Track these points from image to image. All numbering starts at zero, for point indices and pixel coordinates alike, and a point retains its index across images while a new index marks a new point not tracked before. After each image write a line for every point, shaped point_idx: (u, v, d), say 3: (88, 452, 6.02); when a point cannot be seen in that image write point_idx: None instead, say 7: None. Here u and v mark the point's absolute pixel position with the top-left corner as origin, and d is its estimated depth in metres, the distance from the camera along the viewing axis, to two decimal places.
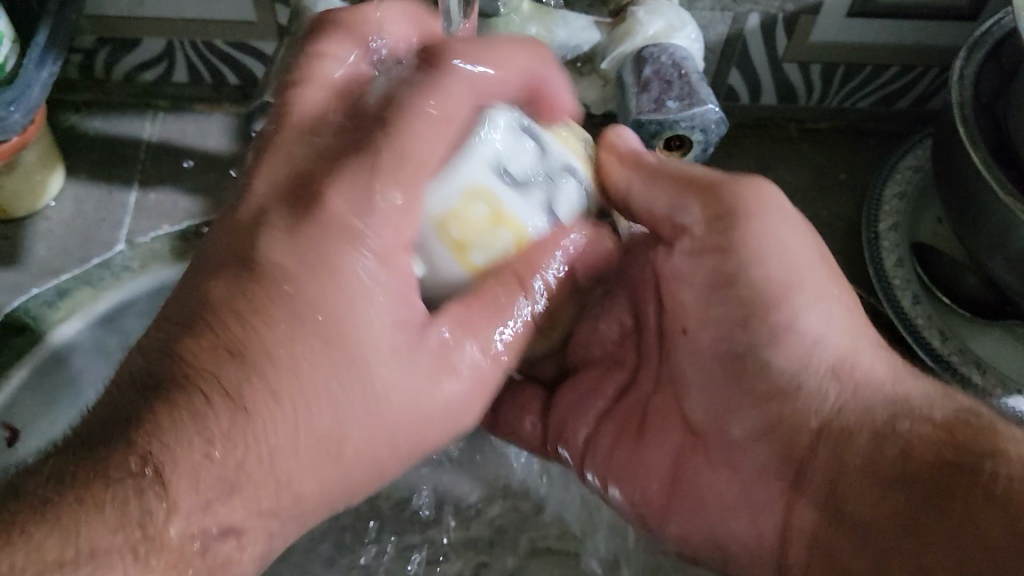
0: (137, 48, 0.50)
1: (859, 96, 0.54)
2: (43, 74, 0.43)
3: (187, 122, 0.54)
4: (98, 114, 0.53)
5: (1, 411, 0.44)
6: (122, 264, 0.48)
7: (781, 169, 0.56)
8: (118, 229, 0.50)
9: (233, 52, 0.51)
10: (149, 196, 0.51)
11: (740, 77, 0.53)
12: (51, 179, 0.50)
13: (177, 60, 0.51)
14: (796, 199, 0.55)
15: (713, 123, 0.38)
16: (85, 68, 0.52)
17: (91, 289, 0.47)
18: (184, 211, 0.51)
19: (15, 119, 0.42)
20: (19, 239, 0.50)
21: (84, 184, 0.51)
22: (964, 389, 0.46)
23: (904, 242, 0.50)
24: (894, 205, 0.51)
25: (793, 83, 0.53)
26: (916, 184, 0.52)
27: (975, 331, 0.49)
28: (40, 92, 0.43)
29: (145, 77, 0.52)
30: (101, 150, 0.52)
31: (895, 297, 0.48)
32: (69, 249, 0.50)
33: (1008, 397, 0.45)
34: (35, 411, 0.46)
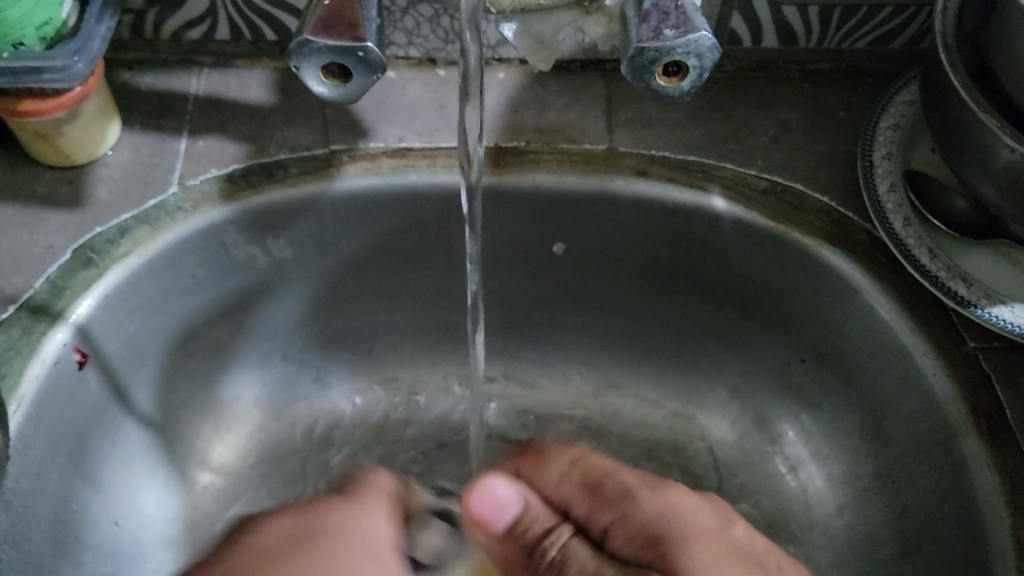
0: (184, 7, 0.55)
1: (855, 37, 0.58)
2: (102, 28, 0.48)
3: (229, 77, 0.58)
4: (148, 71, 0.58)
5: (74, 338, 0.50)
6: (175, 206, 0.54)
7: (783, 107, 0.59)
8: (171, 173, 0.55)
9: (270, 9, 0.55)
10: (197, 143, 0.56)
11: (742, 20, 0.56)
12: (109, 128, 0.55)
13: (220, 18, 0.56)
14: (799, 134, 0.58)
15: (708, 49, 0.40)
16: (136, 28, 0.56)
17: (149, 228, 0.53)
18: (229, 155, 0.56)
19: (78, 68, 0.47)
20: (81, 183, 0.54)
21: (138, 133, 0.56)
22: (951, 302, 0.50)
23: (897, 168, 0.54)
24: (888, 136, 0.55)
25: (792, 26, 0.57)
26: (910, 117, 0.55)
27: (961, 249, 0.52)
28: (99, 43, 0.48)
29: (191, 34, 0.57)
30: (152, 102, 0.57)
31: (887, 220, 0.52)
32: (127, 191, 0.54)
33: (989, 307, 0.50)
34: (99, 340, 0.52)
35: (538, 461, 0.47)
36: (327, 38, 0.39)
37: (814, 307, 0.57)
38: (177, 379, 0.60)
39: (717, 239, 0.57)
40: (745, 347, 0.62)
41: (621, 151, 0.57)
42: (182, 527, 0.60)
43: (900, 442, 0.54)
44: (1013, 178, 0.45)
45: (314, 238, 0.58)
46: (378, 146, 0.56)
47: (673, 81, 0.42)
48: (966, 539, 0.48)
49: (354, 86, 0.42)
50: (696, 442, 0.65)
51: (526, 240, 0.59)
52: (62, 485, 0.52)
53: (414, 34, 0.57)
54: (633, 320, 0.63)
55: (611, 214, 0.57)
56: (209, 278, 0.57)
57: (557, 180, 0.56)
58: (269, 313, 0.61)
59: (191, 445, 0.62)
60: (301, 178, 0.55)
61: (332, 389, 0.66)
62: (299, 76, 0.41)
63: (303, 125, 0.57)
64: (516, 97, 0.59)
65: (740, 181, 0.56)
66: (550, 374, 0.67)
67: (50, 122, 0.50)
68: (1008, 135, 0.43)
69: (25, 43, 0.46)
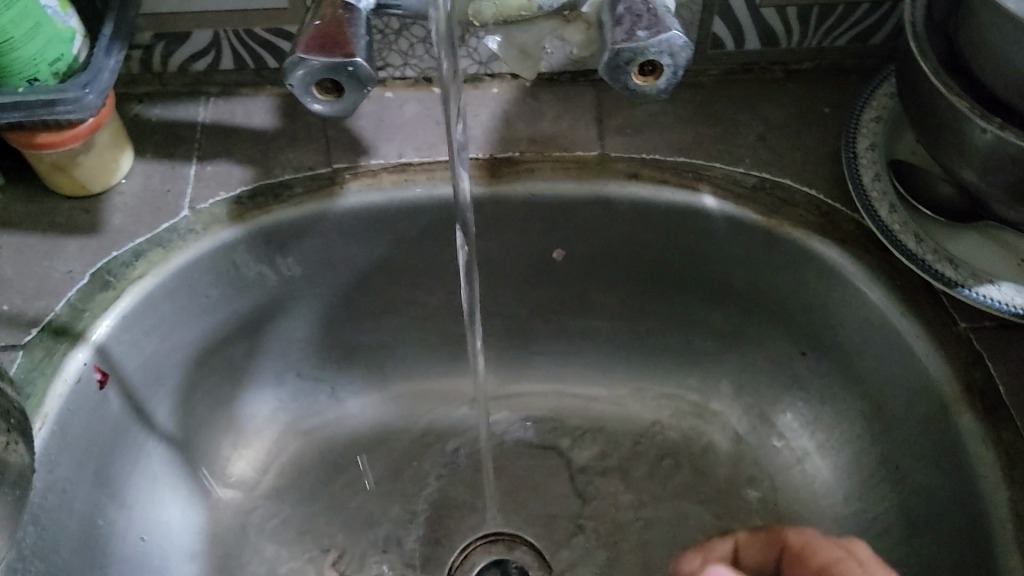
0: (189, 40, 0.58)
1: (835, 35, 0.59)
2: (110, 62, 0.51)
3: (234, 105, 0.61)
4: (158, 103, 0.61)
5: (96, 357, 0.53)
6: (187, 228, 0.56)
7: (769, 106, 0.60)
8: (181, 197, 0.57)
9: (271, 37, 0.58)
10: (206, 169, 0.59)
11: (723, 25, 0.58)
12: (122, 158, 0.57)
13: (224, 49, 0.59)
14: (785, 131, 0.59)
15: (680, 48, 0.42)
16: (145, 63, 0.59)
17: (163, 251, 0.55)
18: (236, 179, 0.58)
19: (89, 99, 0.49)
20: (98, 212, 0.57)
21: (150, 162, 0.59)
22: (939, 283, 0.51)
23: (881, 158, 0.55)
24: (871, 127, 0.56)
25: (772, 28, 0.59)
26: (891, 108, 0.57)
27: (946, 232, 0.53)
28: (108, 76, 0.51)
29: (196, 66, 0.60)
30: (162, 131, 0.60)
31: (873, 208, 0.53)
32: (141, 217, 0.57)
33: (976, 286, 0.50)
34: (119, 359, 0.55)
35: (802, 557, 0.46)
36: (319, 55, 0.42)
37: (809, 299, 0.58)
38: (196, 398, 0.62)
39: (710, 237, 0.58)
40: (747, 343, 0.63)
41: (613, 156, 0.59)
42: (208, 542, 0.61)
43: (901, 425, 0.55)
44: (989, 158, 0.46)
45: (322, 255, 0.60)
46: (379, 163, 0.58)
47: (649, 80, 0.43)
48: (968, 516, 0.48)
49: (346, 100, 0.44)
50: (703, 439, 0.66)
51: (526, 247, 0.61)
52: (88, 502, 0.53)
53: (409, 55, 0.60)
54: (634, 321, 0.65)
55: (606, 217, 0.59)
56: (221, 297, 0.59)
57: (552, 187, 0.57)
58: (283, 330, 0.63)
59: (212, 461, 0.63)
60: (306, 197, 0.57)
61: (347, 403, 0.68)
62: (294, 94, 0.44)
63: (306, 147, 0.59)
64: (510, 111, 0.61)
65: (730, 180, 0.58)
66: (557, 379, 0.69)
67: (66, 154, 0.53)
68: (980, 117, 0.44)
69: (38, 79, 0.49)
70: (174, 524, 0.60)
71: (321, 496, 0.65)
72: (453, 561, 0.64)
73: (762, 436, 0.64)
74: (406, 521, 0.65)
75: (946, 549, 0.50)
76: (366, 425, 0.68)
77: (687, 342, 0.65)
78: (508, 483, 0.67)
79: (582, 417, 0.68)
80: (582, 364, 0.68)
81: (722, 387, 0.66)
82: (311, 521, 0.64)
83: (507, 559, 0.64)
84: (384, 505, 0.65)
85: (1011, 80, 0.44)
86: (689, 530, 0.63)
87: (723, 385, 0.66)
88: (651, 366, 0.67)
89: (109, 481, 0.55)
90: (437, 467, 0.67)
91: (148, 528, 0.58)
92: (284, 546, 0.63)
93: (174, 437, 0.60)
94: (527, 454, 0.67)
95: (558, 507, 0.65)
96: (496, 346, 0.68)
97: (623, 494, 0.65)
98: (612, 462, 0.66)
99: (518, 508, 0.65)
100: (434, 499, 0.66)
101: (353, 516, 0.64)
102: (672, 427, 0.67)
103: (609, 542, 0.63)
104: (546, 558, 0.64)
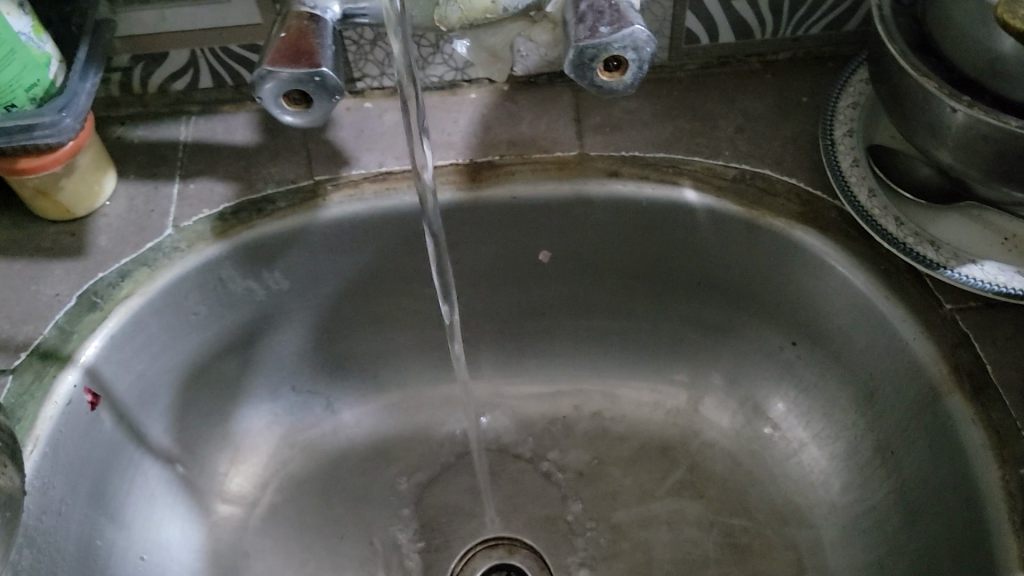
0: (167, 60, 0.59)
1: (809, 24, 0.59)
2: (87, 85, 0.52)
3: (215, 122, 0.61)
4: (140, 125, 0.61)
5: (85, 378, 0.53)
6: (171, 246, 0.57)
7: (747, 98, 0.61)
8: (165, 216, 0.58)
9: (247, 54, 0.59)
10: (189, 187, 0.59)
11: (696, 19, 0.59)
12: (105, 180, 0.58)
13: (202, 67, 0.59)
14: (764, 122, 0.59)
15: (644, 42, 0.42)
16: (125, 85, 0.60)
17: (149, 270, 0.56)
18: (220, 195, 0.58)
19: (67, 123, 0.50)
20: (83, 235, 0.57)
21: (134, 182, 0.59)
22: (921, 265, 0.51)
23: (859, 144, 0.55)
24: (848, 113, 0.56)
25: (745, 19, 0.59)
26: (868, 94, 0.57)
27: (927, 214, 0.53)
28: (85, 99, 0.51)
29: (176, 86, 0.60)
30: (145, 152, 0.60)
31: (852, 193, 0.53)
32: (126, 237, 0.57)
33: (958, 267, 0.50)
34: (110, 380, 0.55)
35: None
36: (286, 67, 0.42)
37: (796, 288, 0.58)
38: (191, 415, 0.62)
39: (693, 231, 0.58)
40: (738, 336, 0.63)
41: (592, 155, 0.59)
42: (209, 557, 0.61)
43: (893, 410, 0.54)
44: (962, 138, 0.46)
45: (309, 267, 0.60)
46: (360, 174, 0.59)
47: (616, 76, 0.44)
48: (962, 498, 0.48)
49: (316, 111, 0.44)
50: (700, 434, 0.66)
51: (512, 250, 0.61)
52: (85, 523, 0.53)
53: (385, 64, 0.60)
54: (624, 319, 0.65)
55: (589, 216, 0.59)
56: (210, 314, 0.59)
57: (533, 188, 0.58)
58: (274, 344, 0.64)
59: (210, 478, 0.64)
60: (289, 210, 0.58)
61: (342, 415, 0.68)
62: (264, 107, 0.44)
63: (287, 160, 0.60)
64: (488, 115, 0.61)
65: (710, 173, 0.58)
66: (551, 381, 0.69)
67: (48, 178, 0.54)
68: (949, 97, 0.44)
69: (16, 105, 0.49)
70: (172, 542, 0.60)
71: (320, 508, 0.65)
72: (455, 567, 0.64)
73: (757, 429, 0.64)
74: (405, 529, 0.65)
75: (943, 533, 0.50)
76: (362, 436, 0.68)
77: (677, 337, 0.65)
78: (506, 487, 0.67)
79: (578, 417, 0.68)
80: (576, 365, 0.68)
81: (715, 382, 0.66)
82: (311, 533, 0.64)
83: (508, 563, 0.64)
84: (383, 515, 0.65)
85: (980, 58, 0.44)
86: (688, 526, 0.63)
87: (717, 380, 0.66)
88: (644, 364, 0.67)
89: (105, 502, 0.55)
90: (435, 474, 0.67)
91: (147, 546, 0.58)
92: (284, 559, 0.63)
93: (169, 455, 0.61)
94: (524, 457, 0.67)
95: (557, 509, 0.65)
96: (488, 351, 0.68)
97: (622, 493, 0.65)
98: (609, 462, 0.66)
99: (517, 512, 0.65)
100: (432, 507, 0.66)
101: (352, 528, 0.64)
102: (667, 425, 0.67)
103: (609, 542, 0.63)
104: (546, 561, 0.64)
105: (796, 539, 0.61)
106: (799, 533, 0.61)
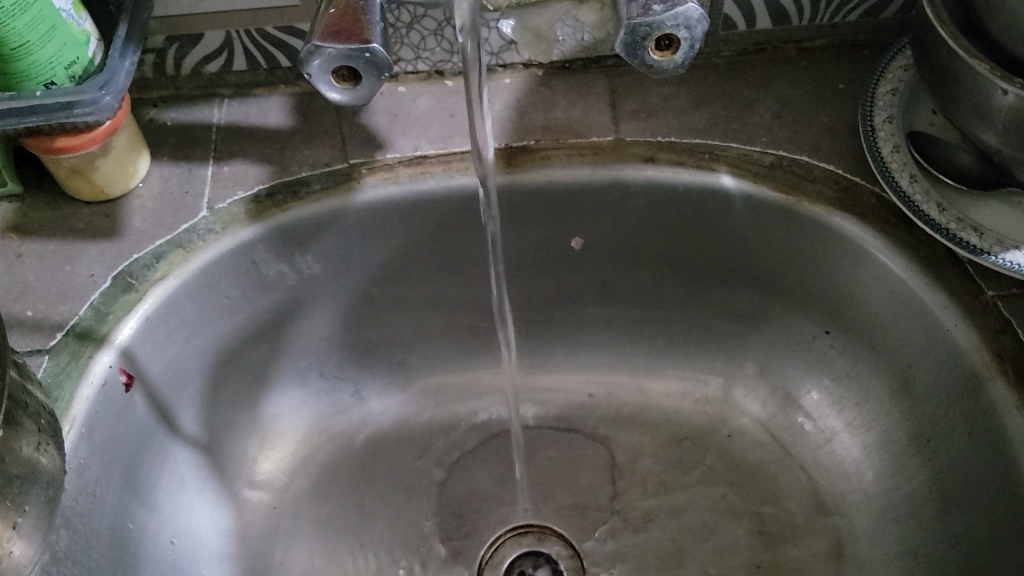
0: (202, 42, 0.58)
1: (847, 11, 0.59)
2: (125, 63, 0.51)
3: (248, 105, 0.61)
4: (172, 107, 0.61)
5: (120, 359, 0.53)
6: (206, 228, 0.56)
7: (784, 85, 0.60)
8: (199, 198, 0.57)
9: (282, 36, 0.58)
10: (223, 169, 0.59)
11: (734, 5, 0.58)
12: (139, 161, 0.57)
13: (236, 50, 0.59)
14: (801, 109, 0.59)
15: (696, 20, 0.42)
16: (158, 66, 0.60)
17: (183, 251, 0.56)
18: (254, 178, 0.58)
19: (106, 100, 0.49)
20: (117, 216, 0.57)
21: (167, 164, 0.59)
22: (964, 251, 0.50)
23: (899, 131, 0.55)
24: (887, 100, 0.56)
25: (784, 6, 0.59)
26: (906, 81, 0.57)
27: (969, 201, 0.53)
28: (124, 77, 0.51)
29: (209, 68, 0.60)
30: (178, 134, 0.60)
31: (894, 179, 0.53)
32: (160, 219, 0.57)
33: (1002, 253, 0.50)
34: (144, 361, 0.55)
35: None
36: (335, 43, 0.42)
37: (832, 275, 0.57)
38: (221, 399, 0.61)
39: (729, 217, 0.58)
40: (771, 324, 0.63)
41: (628, 140, 0.58)
42: (238, 542, 0.61)
43: (930, 398, 0.54)
44: (1010, 120, 0.45)
45: (341, 251, 0.60)
46: (395, 157, 0.58)
47: (666, 55, 0.43)
48: (1005, 486, 0.48)
49: (364, 88, 0.44)
50: (730, 423, 0.66)
51: (545, 236, 0.61)
52: (118, 504, 0.53)
53: (420, 48, 0.60)
54: (655, 305, 0.65)
55: (624, 201, 0.58)
56: (243, 297, 0.59)
57: (569, 173, 0.57)
58: (304, 329, 0.63)
59: (239, 463, 0.63)
60: (324, 193, 0.57)
61: (370, 402, 0.68)
62: (313, 84, 0.44)
63: (322, 144, 0.59)
64: (523, 100, 0.61)
65: (747, 159, 0.57)
66: (580, 369, 0.68)
67: (84, 158, 0.53)
68: (1000, 78, 0.44)
69: (55, 82, 0.49)
70: (201, 526, 0.59)
71: (348, 495, 0.65)
72: (484, 554, 0.64)
73: (790, 418, 0.64)
74: (434, 516, 0.64)
75: (983, 520, 0.49)
76: (391, 423, 0.67)
77: (709, 325, 0.65)
78: (535, 474, 0.66)
79: (608, 405, 0.68)
80: (606, 353, 0.68)
81: (747, 371, 0.66)
82: (339, 519, 0.64)
83: (538, 550, 0.64)
84: (412, 501, 0.65)
85: None
86: (719, 514, 0.63)
87: (750, 369, 0.65)
88: (675, 352, 0.67)
89: (138, 486, 0.55)
90: (463, 462, 0.66)
91: (177, 530, 0.58)
92: (312, 546, 0.62)
93: (199, 439, 0.60)
94: (553, 445, 0.67)
95: (587, 497, 0.65)
96: (518, 338, 0.68)
97: (652, 481, 0.65)
98: (639, 451, 0.66)
99: (546, 500, 0.65)
100: (461, 494, 0.65)
101: (382, 514, 0.64)
102: (697, 413, 0.66)
103: (640, 530, 0.63)
104: (577, 549, 0.63)
105: (828, 527, 0.60)
106: (831, 522, 0.60)
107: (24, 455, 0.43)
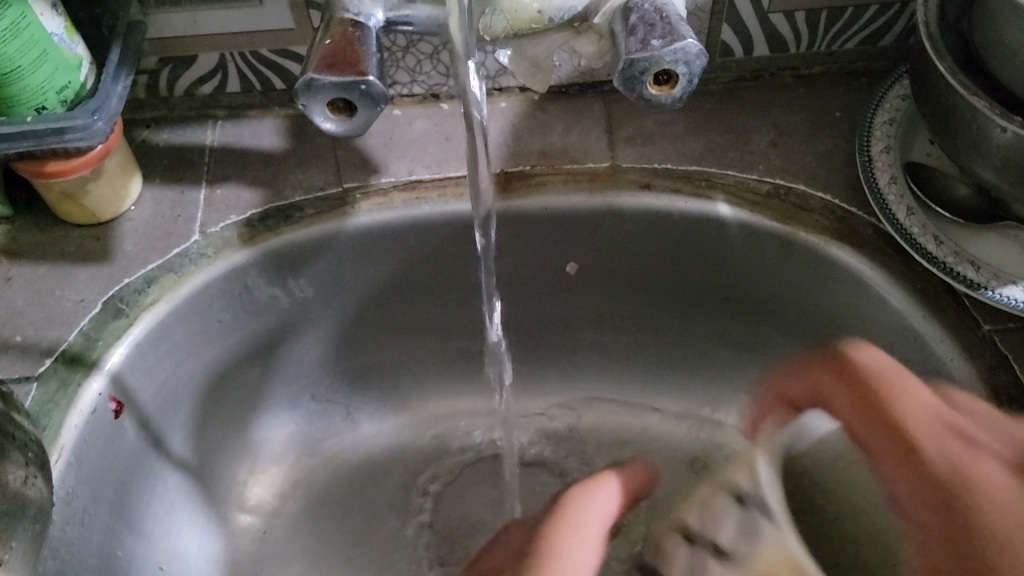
0: (196, 64, 0.58)
1: (844, 38, 0.59)
2: (118, 87, 0.50)
3: (242, 127, 0.61)
4: (164, 128, 0.61)
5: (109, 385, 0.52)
6: (198, 252, 0.56)
7: (781, 112, 0.60)
8: (192, 222, 0.57)
9: (277, 58, 0.58)
10: (216, 192, 0.58)
11: (732, 31, 0.58)
12: (131, 184, 0.57)
13: (230, 71, 0.58)
14: (798, 137, 0.59)
15: (695, 56, 0.41)
16: (152, 87, 0.59)
17: (175, 276, 0.55)
18: (247, 202, 0.58)
19: (98, 126, 0.49)
20: (108, 239, 0.56)
21: (159, 187, 0.58)
22: (961, 286, 0.50)
23: (896, 162, 0.55)
24: (884, 130, 0.56)
25: (781, 32, 0.58)
26: (904, 110, 0.57)
27: (966, 233, 0.53)
28: (117, 102, 0.50)
29: (203, 89, 0.60)
30: (171, 156, 0.59)
31: (891, 211, 0.53)
32: (152, 242, 0.56)
33: (999, 288, 0.50)
34: (133, 387, 0.54)
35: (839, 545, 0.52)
36: (331, 75, 0.41)
37: (829, 305, 0.57)
38: (212, 423, 0.61)
39: (726, 245, 0.58)
40: (766, 350, 0.63)
41: (625, 166, 0.58)
42: (227, 568, 0.60)
43: None
44: (1008, 156, 0.45)
45: (334, 275, 0.59)
46: (389, 182, 0.58)
47: (664, 89, 0.43)
48: None
49: (360, 119, 0.44)
50: (723, 449, 0.66)
51: (540, 262, 0.60)
52: (107, 532, 0.52)
53: (416, 72, 0.60)
54: (650, 330, 0.64)
55: (620, 228, 0.58)
56: (235, 321, 0.58)
57: (566, 200, 0.57)
58: (296, 352, 0.63)
59: (229, 487, 0.63)
60: (317, 218, 0.57)
61: (362, 425, 0.67)
62: (308, 114, 0.43)
63: (316, 167, 0.59)
64: (519, 124, 0.61)
65: (744, 187, 0.57)
66: (574, 392, 0.68)
67: (75, 182, 0.53)
68: (999, 115, 0.44)
69: (47, 107, 0.49)
70: (190, 552, 0.59)
71: (341, 520, 0.64)
72: None
73: None
74: (425, 541, 0.64)
75: None
76: (384, 446, 0.67)
77: (704, 351, 0.65)
78: (529, 499, 0.66)
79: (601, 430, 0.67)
80: (600, 377, 0.67)
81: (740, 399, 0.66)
82: (330, 545, 0.63)
83: None
84: (404, 526, 0.64)
85: None
86: None
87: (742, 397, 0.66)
88: (669, 377, 0.67)
89: (127, 514, 0.54)
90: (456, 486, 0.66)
91: (167, 557, 0.57)
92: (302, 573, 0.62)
93: (189, 463, 0.60)
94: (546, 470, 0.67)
95: None
96: (512, 362, 0.67)
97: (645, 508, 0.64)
98: None
99: None
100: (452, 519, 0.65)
101: (374, 539, 0.63)
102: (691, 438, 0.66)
103: (633, 557, 0.62)
104: None
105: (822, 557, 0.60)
106: (823, 552, 0.60)
107: (11, 488, 0.42)
